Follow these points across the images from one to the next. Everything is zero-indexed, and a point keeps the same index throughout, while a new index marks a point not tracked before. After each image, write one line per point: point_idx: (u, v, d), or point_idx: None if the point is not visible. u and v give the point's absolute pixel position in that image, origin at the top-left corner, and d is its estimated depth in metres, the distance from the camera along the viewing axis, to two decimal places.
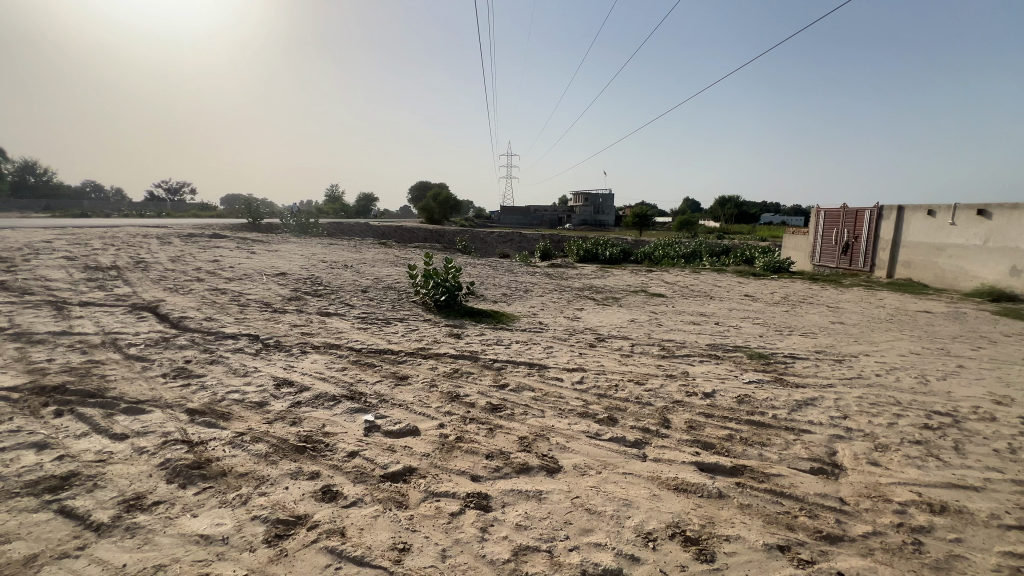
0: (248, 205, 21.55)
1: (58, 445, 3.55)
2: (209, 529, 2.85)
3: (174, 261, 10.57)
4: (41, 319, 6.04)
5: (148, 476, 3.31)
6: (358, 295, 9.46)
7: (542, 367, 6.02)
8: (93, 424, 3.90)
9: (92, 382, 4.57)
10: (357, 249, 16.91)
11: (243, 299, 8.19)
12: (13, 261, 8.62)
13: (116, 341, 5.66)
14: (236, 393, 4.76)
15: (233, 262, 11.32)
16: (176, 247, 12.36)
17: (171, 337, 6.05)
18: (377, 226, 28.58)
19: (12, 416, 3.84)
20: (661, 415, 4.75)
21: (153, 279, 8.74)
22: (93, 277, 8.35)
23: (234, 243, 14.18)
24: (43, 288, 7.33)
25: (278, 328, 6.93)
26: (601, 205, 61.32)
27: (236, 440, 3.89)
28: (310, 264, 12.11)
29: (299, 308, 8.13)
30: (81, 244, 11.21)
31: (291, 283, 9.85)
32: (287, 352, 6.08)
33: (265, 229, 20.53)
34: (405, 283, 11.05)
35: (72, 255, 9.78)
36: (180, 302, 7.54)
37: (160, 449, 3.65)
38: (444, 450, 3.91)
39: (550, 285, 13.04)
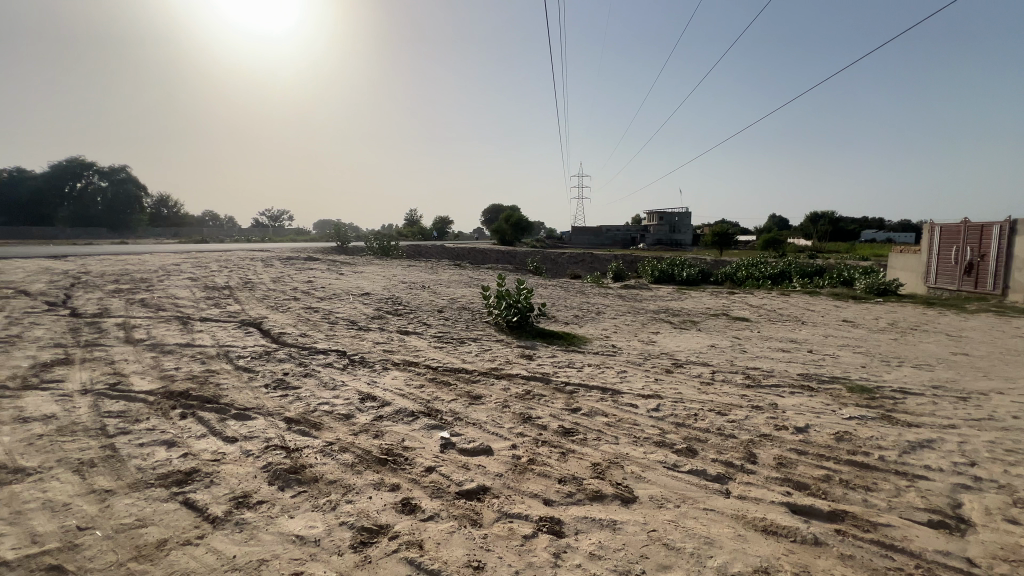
0: (338, 230, 23.37)
1: (182, 444, 4.05)
2: (304, 530, 3.10)
3: (275, 281, 11.76)
4: (171, 332, 6.99)
5: (253, 476, 3.68)
6: (435, 315, 9.88)
7: (615, 392, 5.88)
8: (210, 427, 4.41)
9: (209, 390, 5.19)
10: (435, 270, 17.71)
11: (332, 318, 8.90)
12: (151, 281, 10.09)
13: (228, 354, 6.39)
14: (326, 405, 5.16)
15: (324, 282, 12.36)
16: (277, 269, 13.77)
17: (272, 351, 6.71)
18: (452, 248, 29.72)
19: (148, 416, 4.46)
20: (747, 449, 4.44)
21: (259, 298, 9.78)
22: (211, 295, 9.52)
23: (325, 265, 15.48)
24: (172, 304, 8.48)
25: (363, 345, 7.43)
26: (677, 224, 59.30)
27: (327, 449, 4.21)
28: (391, 285, 12.89)
29: (381, 327, 8.67)
30: (202, 266, 12.83)
31: (374, 303, 10.54)
32: (370, 367, 6.50)
33: (352, 252, 22.22)
34: (479, 303, 11.37)
35: (195, 276, 11.24)
36: (279, 319, 8.34)
37: (263, 453, 4.05)
38: (517, 471, 3.95)
39: (624, 306, 12.76)
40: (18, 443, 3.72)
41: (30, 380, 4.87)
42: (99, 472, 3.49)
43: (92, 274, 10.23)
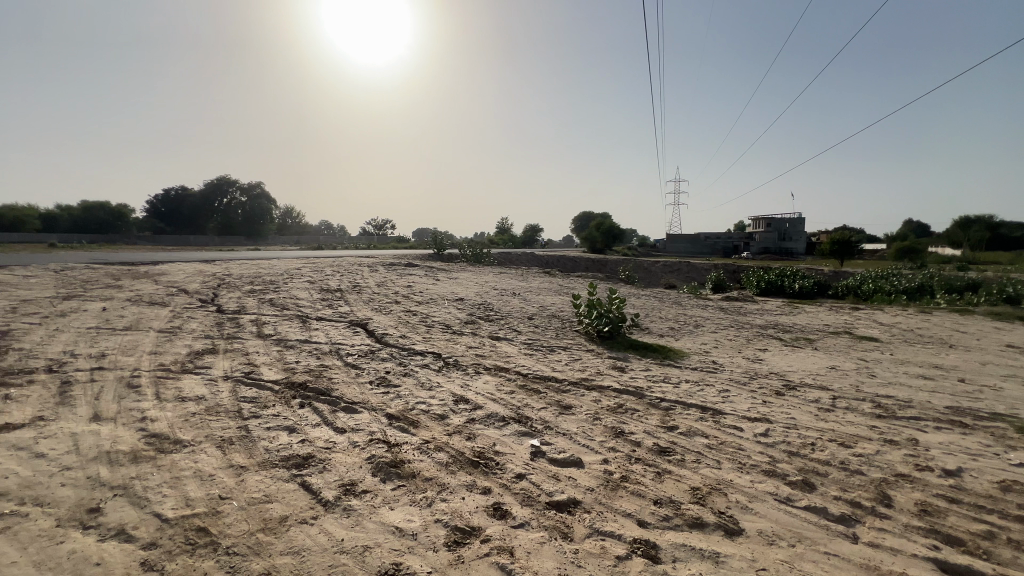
0: (435, 238, 24.59)
1: (301, 430, 4.50)
2: (403, 523, 3.26)
3: (379, 285, 12.72)
4: (293, 329, 7.84)
5: (359, 466, 3.97)
6: (525, 322, 9.99)
7: (717, 412, 5.47)
8: (323, 417, 4.85)
9: (323, 383, 5.72)
10: (525, 277, 17.95)
11: (429, 321, 9.38)
12: (278, 283, 11.45)
13: (339, 351, 7.00)
14: (423, 404, 5.43)
15: (422, 287, 13.10)
16: (381, 274, 14.88)
17: (376, 350, 7.23)
18: (541, 256, 29.88)
19: (274, 403, 5.02)
20: (879, 489, 3.86)
21: (365, 300, 10.63)
22: (326, 297, 10.54)
23: (423, 271, 16.41)
24: (295, 304, 9.53)
25: (456, 349, 7.72)
26: (788, 231, 54.08)
27: (423, 447, 4.42)
28: (483, 291, 13.30)
29: (474, 331, 8.95)
30: (319, 270, 14.27)
31: (467, 308, 10.93)
32: (463, 370, 6.73)
33: (447, 259, 23.30)
34: (568, 311, 11.29)
35: (313, 279, 12.54)
36: (383, 321, 8.97)
37: (367, 445, 4.36)
38: (609, 487, 3.82)
39: (725, 320, 11.87)
40: (177, 418, 4.38)
41: (186, 365, 5.74)
42: (235, 450, 4.00)
43: (234, 276, 11.85)
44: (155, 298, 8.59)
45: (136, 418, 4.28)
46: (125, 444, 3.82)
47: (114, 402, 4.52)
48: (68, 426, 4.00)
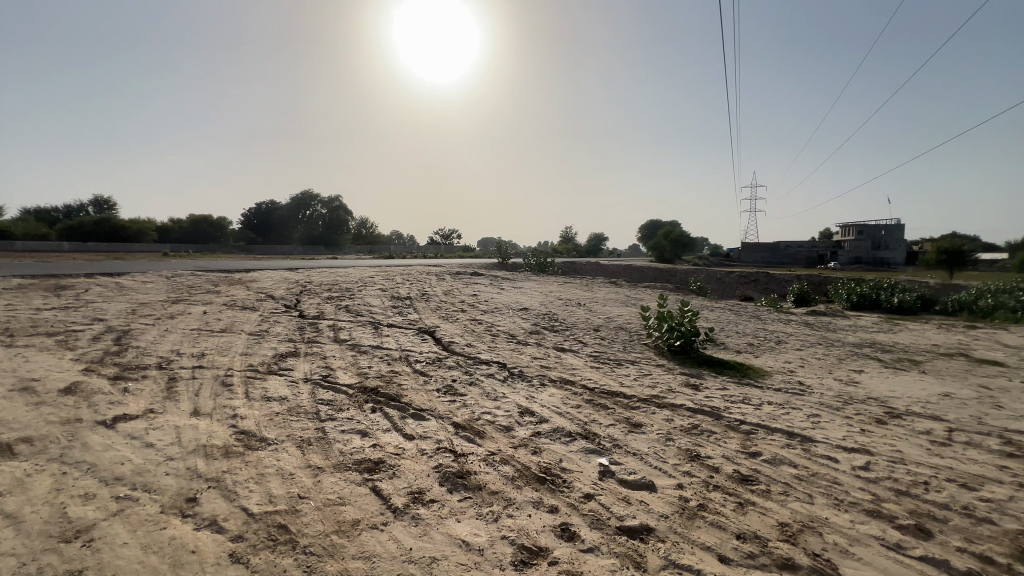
0: (500, 247, 24.85)
1: (372, 435, 4.64)
2: (470, 537, 3.23)
3: (446, 293, 13.04)
4: (366, 335, 8.19)
5: (426, 475, 4.02)
6: (591, 334, 9.76)
7: (806, 440, 4.97)
8: (393, 422, 4.98)
9: (393, 388, 5.89)
10: (590, 287, 17.63)
11: (494, 330, 9.44)
12: (354, 290, 12.09)
13: (408, 357, 7.21)
14: (489, 415, 5.42)
15: (487, 296, 13.25)
16: (448, 282, 15.26)
17: (443, 358, 7.36)
18: (606, 265, 29.25)
19: (348, 407, 5.23)
20: (1015, 543, 3.28)
21: (433, 308, 10.92)
22: (396, 304, 10.96)
23: (489, 280, 16.63)
24: (368, 311, 9.99)
25: (521, 359, 7.68)
26: (883, 239, 49.03)
27: (489, 459, 4.39)
28: (548, 301, 13.20)
29: (538, 342, 8.87)
30: (391, 278, 14.91)
31: (532, 318, 10.89)
32: (528, 382, 6.66)
33: (512, 268, 23.48)
34: (636, 323, 10.89)
35: (384, 287, 13.12)
36: (449, 329, 9.14)
37: (435, 453, 4.41)
38: (685, 516, 3.56)
39: (812, 336, 10.88)
40: (263, 417, 4.69)
41: (272, 367, 6.16)
42: (313, 451, 4.19)
43: (315, 283, 12.67)
44: (247, 303, 9.35)
45: (228, 415, 4.62)
46: (218, 439, 4.13)
47: (210, 399, 4.92)
48: (173, 419, 4.40)
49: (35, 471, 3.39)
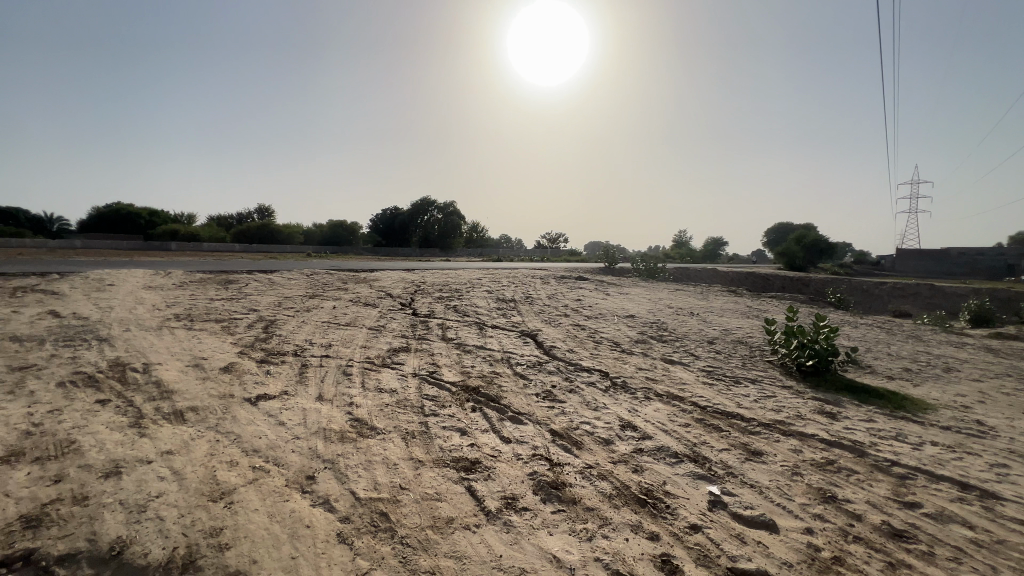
0: (606, 251, 24.20)
1: (471, 434, 4.73)
2: (561, 553, 3.12)
3: (550, 297, 13.01)
4: (472, 335, 8.47)
5: (521, 481, 3.98)
6: (704, 346, 8.99)
7: (987, 496, 3.98)
8: (492, 424, 5.04)
9: (493, 389, 5.97)
10: (705, 296, 16.34)
11: (597, 337, 9.15)
12: (463, 291, 12.63)
13: (509, 359, 7.28)
14: (588, 425, 5.22)
15: (592, 301, 12.95)
16: (553, 286, 15.23)
17: (544, 362, 7.31)
18: (724, 272, 26.89)
19: (450, 404, 5.41)
20: None
21: (536, 312, 10.96)
22: (501, 306, 11.20)
23: (594, 285, 16.24)
24: (474, 311, 10.34)
25: (625, 369, 7.32)
26: None
27: (586, 472, 4.22)
28: (657, 309, 12.48)
29: (645, 352, 8.39)
30: (497, 281, 15.31)
31: (639, 326, 10.37)
32: (632, 394, 6.31)
33: (619, 273, 22.70)
34: (758, 338, 9.80)
35: (491, 288, 13.51)
36: (551, 333, 9.07)
37: (530, 460, 4.35)
38: (814, 569, 3.05)
39: (998, 365, 8.78)
40: (375, 407, 5.04)
41: (386, 360, 6.63)
42: (416, 444, 4.39)
43: (428, 283, 13.48)
44: (369, 300, 10.25)
45: (346, 402, 5.05)
46: (337, 424, 4.53)
47: (332, 387, 5.43)
48: (302, 402, 4.93)
49: (197, 436, 4.00)
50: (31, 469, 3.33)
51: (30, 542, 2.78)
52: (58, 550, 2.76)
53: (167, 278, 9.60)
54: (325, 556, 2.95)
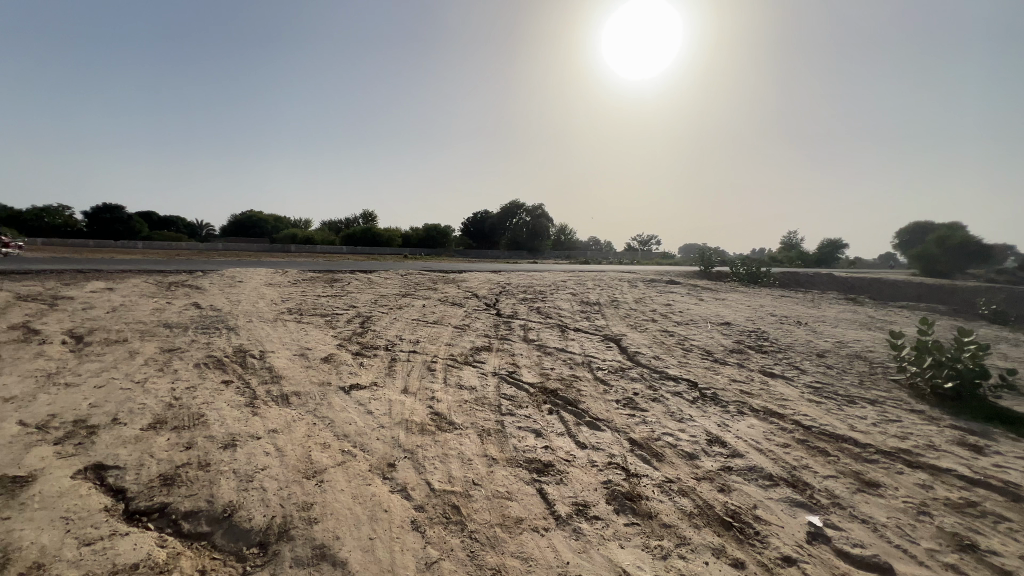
0: (702, 254, 22.72)
1: (546, 436, 4.70)
2: (632, 569, 3.00)
3: (637, 301, 12.51)
4: (553, 337, 8.42)
5: (594, 488, 3.87)
6: (812, 360, 8.05)
7: None
8: (568, 427, 4.95)
9: (571, 393, 5.87)
10: (816, 304, 14.64)
11: (687, 344, 8.61)
12: (547, 293, 12.62)
13: (590, 363, 7.12)
14: (670, 436, 4.93)
15: (683, 307, 12.22)
16: (641, 290, 14.64)
17: (626, 368, 7.03)
18: (842, 278, 23.91)
19: (527, 404, 5.42)
20: None
21: (621, 316, 10.61)
22: (585, 309, 11.01)
23: (686, 290, 15.32)
24: (557, 314, 10.27)
25: (717, 379, 6.80)
26: None
27: (665, 486, 3.99)
28: (757, 317, 11.44)
29: (740, 363, 7.73)
30: (582, 283, 15.08)
31: (735, 334, 9.57)
32: (722, 407, 5.84)
33: (716, 277, 21.16)
34: (881, 353, 8.55)
35: (575, 291, 13.34)
36: (636, 339, 8.71)
37: (605, 467, 4.21)
38: None
39: None
40: (455, 402, 5.21)
41: (468, 358, 6.83)
42: (491, 441, 4.46)
43: (513, 285, 13.68)
44: (456, 299, 10.66)
45: (428, 396, 5.29)
46: (418, 416, 4.75)
47: (416, 381, 5.72)
48: (389, 393, 5.25)
49: (298, 418, 4.44)
50: (169, 435, 3.92)
51: (165, 497, 3.28)
52: (185, 506, 3.22)
53: (285, 276, 10.81)
54: (400, 541, 3.12)
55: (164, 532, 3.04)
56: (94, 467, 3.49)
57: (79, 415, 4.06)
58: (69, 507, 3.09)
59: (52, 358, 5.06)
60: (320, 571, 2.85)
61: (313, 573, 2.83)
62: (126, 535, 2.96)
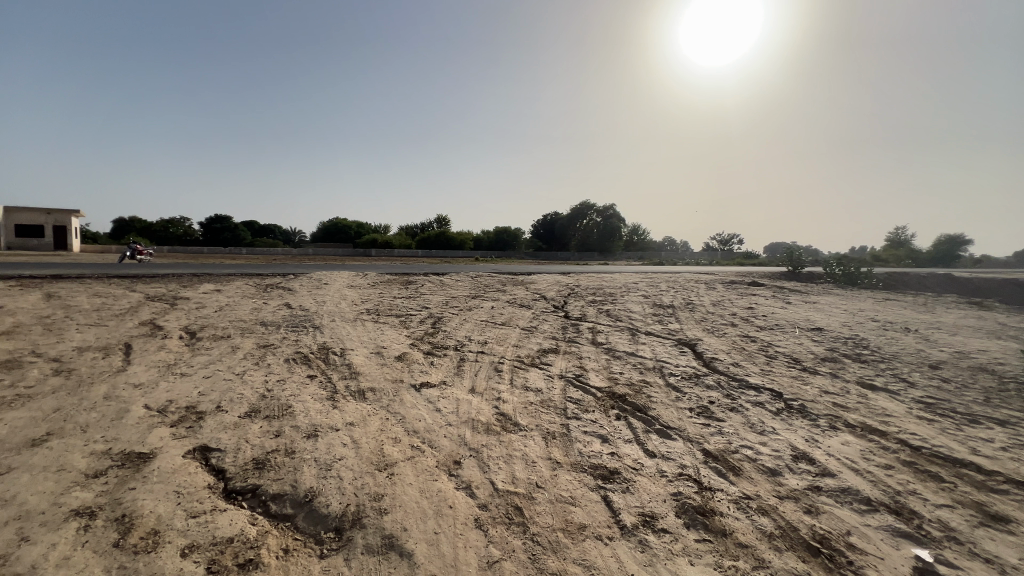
0: (790, 253, 20.89)
1: (612, 442, 4.57)
2: None
3: (715, 304, 11.79)
4: (623, 340, 8.18)
5: (662, 500, 3.71)
6: (924, 372, 7.10)
7: None
8: (636, 434, 4.77)
9: (641, 398, 5.65)
10: (930, 308, 12.90)
11: (771, 351, 7.96)
12: (617, 295, 12.30)
13: (662, 369, 6.81)
14: (750, 449, 4.58)
15: (767, 310, 11.33)
16: (719, 292, 13.79)
17: (701, 374, 6.65)
18: (964, 278, 20.84)
19: (594, 408, 5.29)
20: None
21: (697, 320, 10.06)
22: (657, 312, 10.58)
23: (771, 292, 14.19)
24: (627, 316, 9.96)
25: (805, 390, 6.22)
26: None
27: (742, 503, 3.72)
28: (856, 322, 10.30)
29: (834, 372, 7.00)
30: (655, 285, 14.52)
31: (828, 341, 8.69)
32: (812, 420, 5.32)
33: (806, 277, 19.40)
34: (1014, 366, 7.34)
35: (647, 293, 12.86)
36: (713, 344, 8.21)
37: (676, 478, 4.01)
38: None
39: None
40: (520, 404, 5.23)
41: (535, 360, 6.83)
42: (555, 445, 4.42)
43: (582, 287, 13.48)
44: (524, 301, 10.71)
45: (494, 397, 5.36)
46: (484, 416, 4.83)
47: (483, 381, 5.82)
48: (457, 393, 5.39)
49: (372, 413, 4.69)
50: (262, 423, 4.32)
51: (257, 479, 3.61)
52: (273, 488, 3.53)
53: (365, 278, 11.51)
54: (464, 538, 3.19)
55: (255, 511, 3.35)
56: (201, 448, 3.93)
57: (190, 402, 4.61)
58: (180, 482, 3.51)
59: (171, 351, 5.79)
60: (388, 560, 3.00)
61: (382, 561, 2.99)
62: (224, 510, 3.30)
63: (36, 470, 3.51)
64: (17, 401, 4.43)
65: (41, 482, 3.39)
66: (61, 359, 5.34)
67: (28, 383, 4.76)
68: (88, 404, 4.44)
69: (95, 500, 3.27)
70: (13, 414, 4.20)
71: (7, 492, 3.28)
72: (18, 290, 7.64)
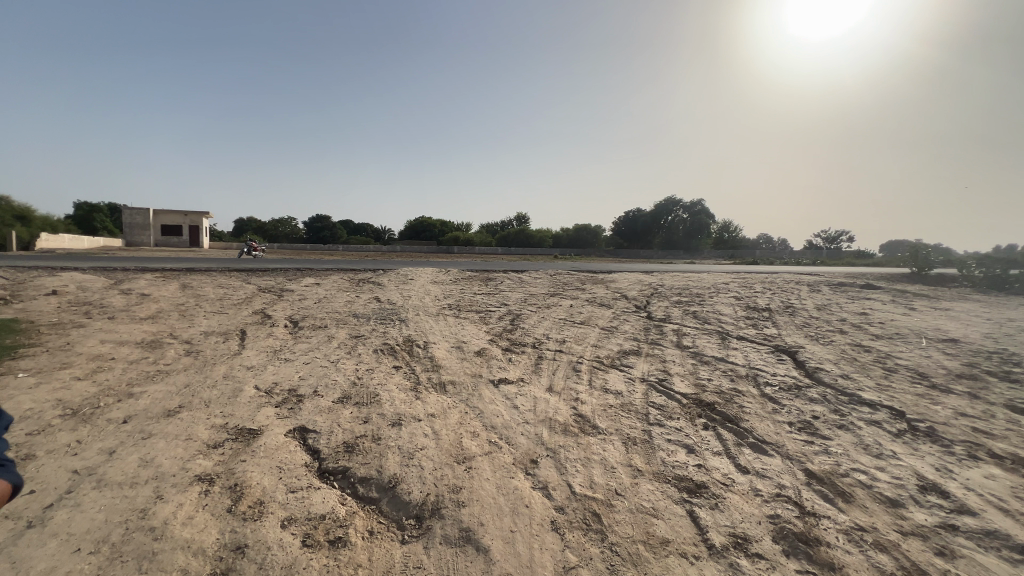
0: (914, 253, 18.24)
1: (699, 454, 4.25)
2: None
3: (821, 309, 10.62)
4: (711, 344, 7.65)
5: (758, 521, 3.38)
6: None
7: None
8: (726, 447, 4.40)
9: (732, 408, 5.21)
10: None
11: (890, 363, 6.99)
12: (704, 296, 11.57)
13: (756, 377, 6.24)
14: (865, 474, 4.03)
15: (886, 317, 9.96)
16: (826, 295, 12.39)
17: (803, 386, 5.99)
18: None
19: (679, 415, 4.98)
20: None
21: (798, 325, 9.12)
22: (751, 315, 9.78)
23: (891, 296, 12.47)
24: (716, 319, 9.30)
25: (935, 410, 5.37)
26: None
27: (855, 535, 3.29)
28: (1004, 335, 8.70)
29: (973, 392, 5.97)
30: (749, 286, 13.42)
31: (965, 355, 7.44)
32: (943, 446, 4.58)
33: (935, 280, 16.84)
34: None
35: (740, 294, 11.94)
36: (817, 352, 7.39)
37: (774, 499, 3.64)
38: None
39: None
40: (599, 406, 5.07)
41: (615, 361, 6.61)
42: (636, 451, 4.21)
43: (667, 286, 12.85)
44: (604, 300, 10.41)
45: (572, 397, 5.25)
46: (561, 416, 4.74)
47: (561, 381, 5.73)
48: (534, 390, 5.36)
49: (452, 406, 4.81)
50: (352, 410, 4.61)
51: (346, 462, 3.85)
52: (360, 471, 3.74)
53: (448, 275, 11.91)
54: (539, 539, 3.15)
55: (345, 492, 3.57)
56: (300, 429, 4.27)
57: (292, 385, 5.04)
58: (282, 459, 3.84)
59: (278, 337, 6.40)
60: (465, 552, 3.04)
61: (459, 553, 3.04)
62: (318, 488, 3.56)
63: (169, 437, 4.04)
64: (158, 375, 5.15)
65: (173, 448, 3.89)
66: (191, 341, 6.12)
67: (165, 360, 5.51)
68: (210, 381, 5.04)
69: (214, 468, 3.69)
70: (154, 387, 4.88)
71: (147, 454, 3.80)
72: (162, 281, 8.89)
